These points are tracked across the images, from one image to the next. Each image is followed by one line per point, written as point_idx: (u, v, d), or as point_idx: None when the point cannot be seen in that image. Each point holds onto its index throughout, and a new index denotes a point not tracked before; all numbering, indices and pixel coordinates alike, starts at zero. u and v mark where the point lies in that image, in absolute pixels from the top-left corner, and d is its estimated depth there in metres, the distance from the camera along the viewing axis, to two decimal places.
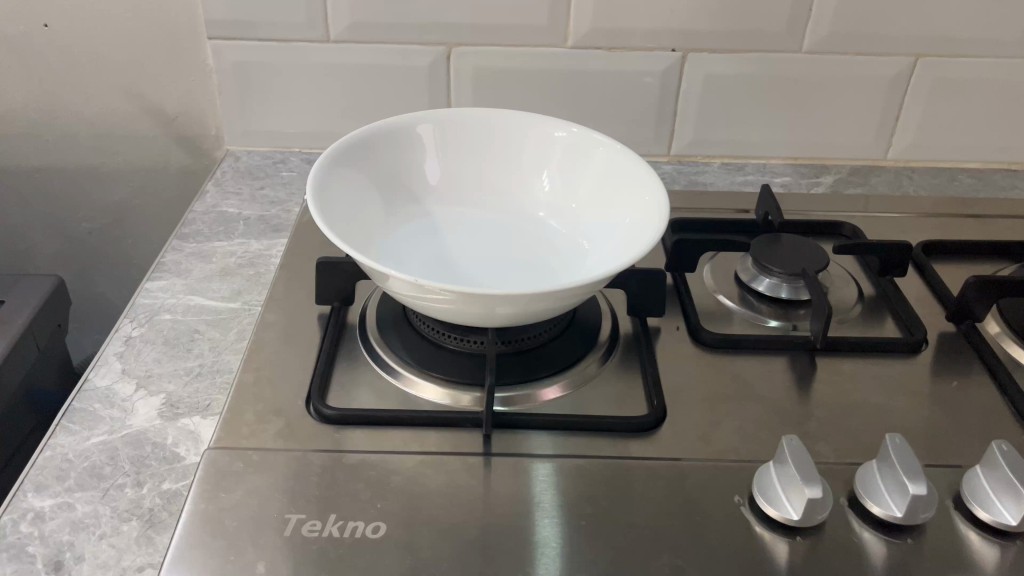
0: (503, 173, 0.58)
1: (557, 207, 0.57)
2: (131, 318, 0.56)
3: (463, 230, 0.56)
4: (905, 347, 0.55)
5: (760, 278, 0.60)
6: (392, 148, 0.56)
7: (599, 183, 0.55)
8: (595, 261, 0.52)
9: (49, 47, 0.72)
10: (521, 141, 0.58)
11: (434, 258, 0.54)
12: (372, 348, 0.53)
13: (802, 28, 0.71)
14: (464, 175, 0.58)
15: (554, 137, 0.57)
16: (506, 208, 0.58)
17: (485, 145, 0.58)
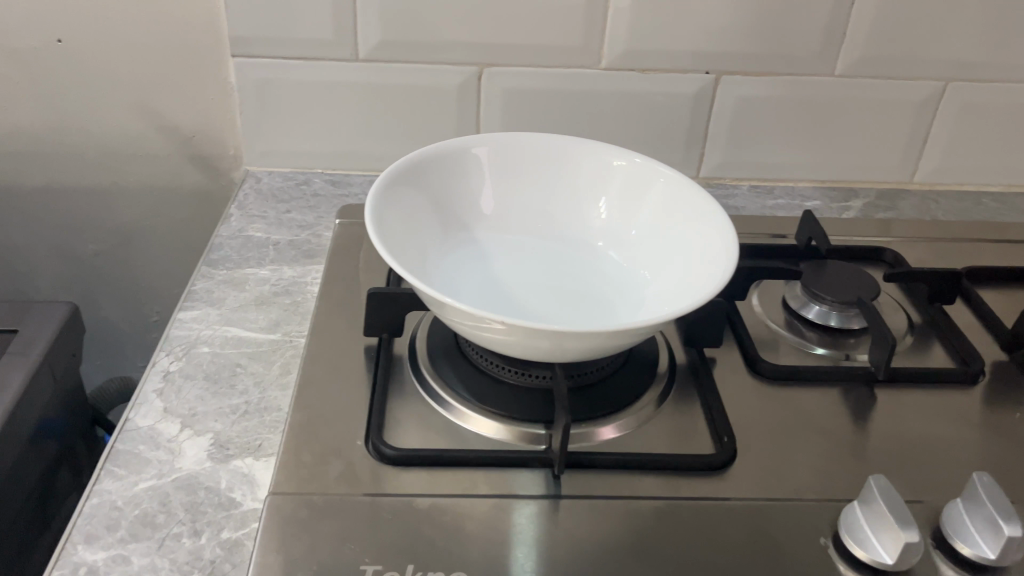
0: (559, 201, 0.57)
1: (615, 237, 0.56)
2: (168, 351, 0.53)
3: (518, 259, 0.55)
4: (964, 376, 0.54)
5: (810, 305, 0.59)
6: (448, 173, 0.54)
7: (660, 215, 0.54)
8: (658, 293, 0.51)
9: (61, 64, 0.68)
10: (580, 168, 0.57)
11: (489, 287, 0.52)
12: (424, 379, 0.51)
13: (835, 52, 0.71)
14: (518, 202, 0.57)
15: (613, 167, 0.56)
16: (561, 238, 0.56)
17: (543, 174, 0.57)
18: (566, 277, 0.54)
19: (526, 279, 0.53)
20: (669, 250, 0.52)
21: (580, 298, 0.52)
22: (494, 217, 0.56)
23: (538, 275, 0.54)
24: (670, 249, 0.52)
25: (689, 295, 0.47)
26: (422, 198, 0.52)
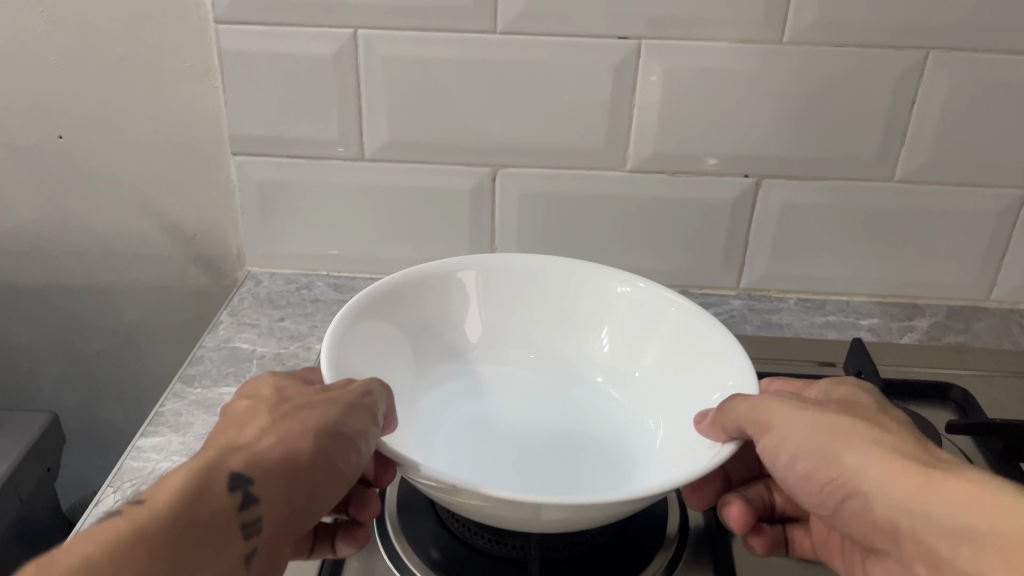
0: (558, 332, 0.51)
1: (621, 377, 0.50)
2: (115, 487, 0.48)
3: (509, 401, 0.50)
4: None
5: None
6: (430, 302, 0.49)
7: (672, 352, 0.47)
8: (668, 448, 0.44)
9: (63, 161, 0.66)
10: (577, 292, 0.51)
11: (472, 428, 0.47)
12: (387, 535, 0.44)
13: (894, 156, 0.63)
14: (508, 331, 0.51)
15: (616, 293, 0.50)
16: (561, 375, 0.51)
17: (538, 299, 0.51)
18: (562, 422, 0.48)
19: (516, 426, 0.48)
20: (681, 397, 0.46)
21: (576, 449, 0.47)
22: (483, 349, 0.51)
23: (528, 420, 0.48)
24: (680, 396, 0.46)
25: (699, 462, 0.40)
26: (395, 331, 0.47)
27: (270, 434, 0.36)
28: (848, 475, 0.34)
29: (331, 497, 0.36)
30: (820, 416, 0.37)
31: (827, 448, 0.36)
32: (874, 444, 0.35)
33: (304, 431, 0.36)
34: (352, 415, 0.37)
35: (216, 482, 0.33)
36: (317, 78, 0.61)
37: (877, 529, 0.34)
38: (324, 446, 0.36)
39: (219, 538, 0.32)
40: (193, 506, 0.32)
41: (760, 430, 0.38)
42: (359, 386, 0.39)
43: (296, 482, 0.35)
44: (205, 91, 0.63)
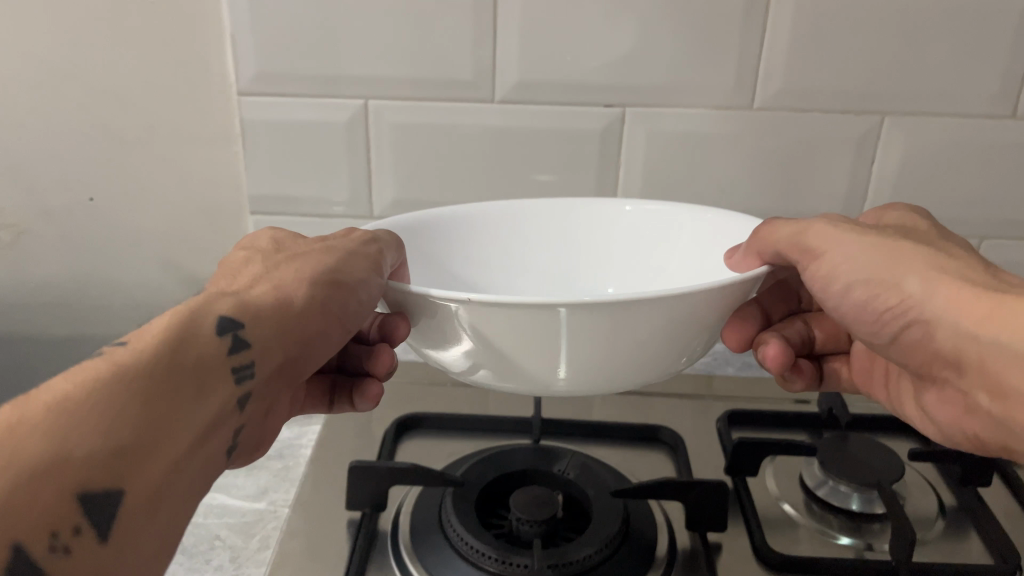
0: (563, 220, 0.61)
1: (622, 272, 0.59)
2: None
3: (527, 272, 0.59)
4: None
5: (827, 483, 0.55)
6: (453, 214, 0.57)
7: (676, 255, 0.56)
8: None
9: (91, 220, 0.71)
10: (572, 224, 0.60)
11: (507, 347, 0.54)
12: (403, 562, 0.48)
13: (858, 209, 0.69)
14: (514, 259, 0.59)
15: (611, 216, 0.59)
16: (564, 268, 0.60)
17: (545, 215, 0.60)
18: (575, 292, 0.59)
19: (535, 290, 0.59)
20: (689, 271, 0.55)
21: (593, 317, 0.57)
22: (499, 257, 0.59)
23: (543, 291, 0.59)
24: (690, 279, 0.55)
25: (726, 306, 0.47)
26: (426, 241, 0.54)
27: (261, 291, 0.39)
28: (912, 301, 0.39)
29: (327, 342, 0.40)
30: (869, 240, 0.41)
31: (887, 275, 0.40)
32: (935, 270, 0.39)
33: (302, 281, 0.39)
34: (354, 261, 0.41)
35: (205, 327, 0.34)
36: (333, 143, 0.67)
37: (941, 350, 0.39)
38: (321, 292, 0.39)
39: (217, 375, 0.34)
40: (186, 346, 0.33)
41: (811, 256, 0.42)
42: (361, 237, 0.44)
43: (292, 328, 0.38)
44: (228, 155, 0.69)
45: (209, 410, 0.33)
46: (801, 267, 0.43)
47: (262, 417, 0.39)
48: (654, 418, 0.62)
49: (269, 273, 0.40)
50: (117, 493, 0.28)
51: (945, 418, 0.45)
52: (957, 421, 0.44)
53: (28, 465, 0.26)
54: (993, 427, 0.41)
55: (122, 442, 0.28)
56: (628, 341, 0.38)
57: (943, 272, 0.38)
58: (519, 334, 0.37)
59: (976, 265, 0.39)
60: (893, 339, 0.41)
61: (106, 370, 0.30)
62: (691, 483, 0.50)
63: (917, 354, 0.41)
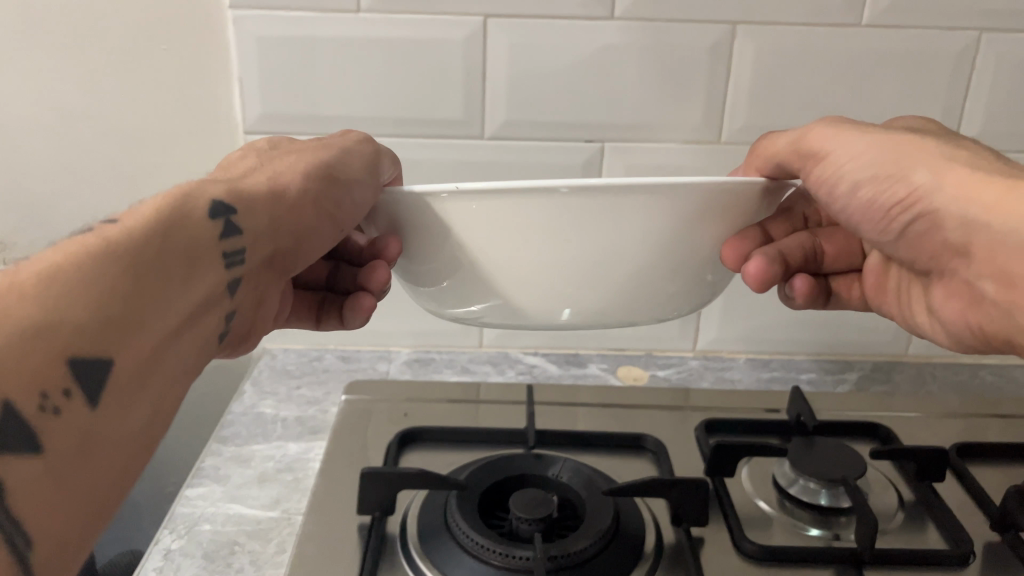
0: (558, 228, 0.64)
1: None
2: (170, 529, 0.55)
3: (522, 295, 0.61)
4: (953, 558, 0.54)
5: (797, 481, 0.60)
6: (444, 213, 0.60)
7: None
8: None
9: None
10: None
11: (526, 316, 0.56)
12: (412, 560, 0.52)
13: None
14: None
15: None
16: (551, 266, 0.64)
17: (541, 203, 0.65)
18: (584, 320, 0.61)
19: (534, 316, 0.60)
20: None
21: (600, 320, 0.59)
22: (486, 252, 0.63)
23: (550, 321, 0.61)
24: None
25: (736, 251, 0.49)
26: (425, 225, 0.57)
27: (258, 181, 0.43)
28: (919, 191, 0.43)
29: (319, 239, 0.45)
30: (873, 136, 0.46)
31: (893, 168, 0.44)
32: (942, 160, 0.43)
33: (299, 174, 0.44)
34: (349, 167, 0.46)
35: (202, 207, 0.38)
36: None
37: (947, 234, 0.43)
38: (315, 188, 0.44)
39: (204, 258, 0.37)
40: (183, 224, 0.37)
41: (817, 158, 0.47)
42: (366, 152, 0.49)
43: (280, 220, 0.43)
44: None
45: (198, 288, 0.37)
46: (802, 170, 0.49)
47: (250, 300, 0.44)
48: (638, 427, 0.67)
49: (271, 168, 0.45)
50: (109, 361, 0.31)
51: (947, 312, 0.50)
52: (962, 315, 0.49)
53: (34, 314, 0.28)
54: (998, 317, 0.45)
55: (116, 312, 0.31)
56: (632, 231, 0.43)
57: (949, 159, 0.43)
58: (582, 214, 0.42)
59: (979, 155, 0.43)
60: (901, 232, 0.46)
61: (97, 243, 0.32)
62: (675, 480, 0.55)
63: (925, 244, 0.46)
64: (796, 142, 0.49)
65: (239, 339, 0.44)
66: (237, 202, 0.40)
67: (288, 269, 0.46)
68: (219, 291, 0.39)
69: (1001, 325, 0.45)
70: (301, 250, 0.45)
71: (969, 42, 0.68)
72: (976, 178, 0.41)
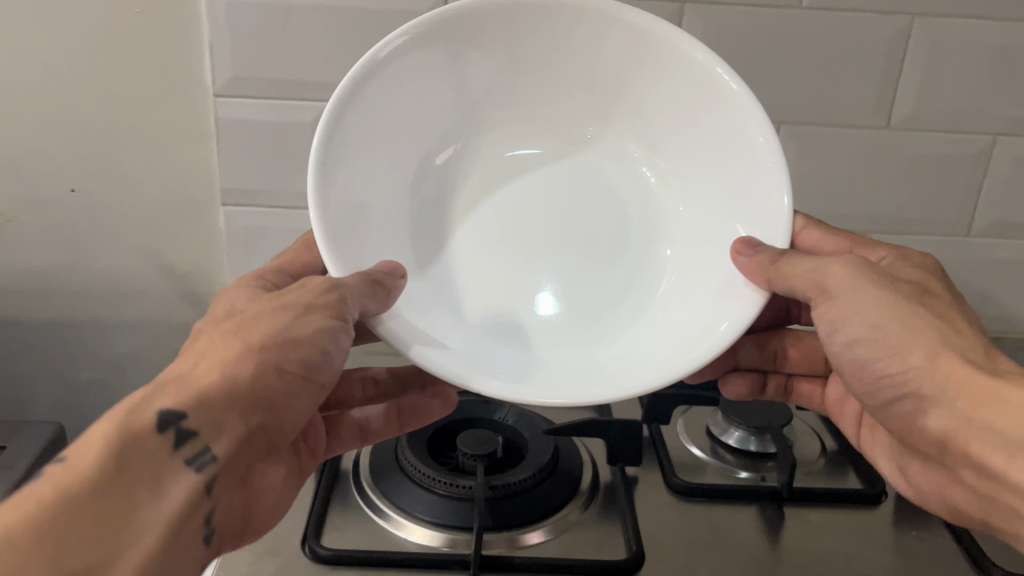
0: (597, 86, 0.61)
1: (651, 156, 0.63)
2: None
3: (504, 258, 0.64)
4: (866, 497, 0.59)
5: (730, 431, 0.65)
6: (425, 84, 0.57)
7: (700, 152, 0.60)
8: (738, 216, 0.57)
9: (73, 210, 0.78)
10: (582, 48, 0.59)
11: (502, 204, 0.65)
12: (365, 492, 0.57)
13: None
14: (514, 98, 0.62)
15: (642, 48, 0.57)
16: (560, 136, 0.65)
17: (562, 85, 0.62)
18: (593, 202, 0.65)
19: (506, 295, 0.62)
20: (709, 200, 0.60)
21: (613, 242, 0.64)
22: (459, 127, 0.63)
23: (541, 224, 0.65)
24: (715, 171, 0.59)
25: (719, 290, 0.55)
26: (379, 109, 0.55)
27: (205, 365, 0.43)
28: (912, 371, 0.49)
29: (295, 401, 0.46)
30: (880, 296, 0.51)
31: (893, 341, 0.49)
32: (942, 349, 0.48)
33: (247, 352, 0.44)
34: (309, 323, 0.46)
35: (147, 421, 0.40)
36: (301, 141, 0.75)
37: (932, 415, 0.49)
38: (270, 358, 0.44)
39: (163, 473, 0.40)
40: (129, 447, 0.39)
41: (824, 294, 0.52)
42: (323, 284, 0.46)
43: (238, 406, 0.43)
44: (202, 150, 0.76)
45: (164, 503, 0.39)
46: (807, 296, 0.52)
47: (243, 485, 0.46)
48: None
49: (227, 340, 0.45)
50: None
51: (922, 486, 0.54)
52: (940, 492, 0.53)
53: None
54: (979, 503, 0.48)
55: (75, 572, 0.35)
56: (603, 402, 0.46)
57: (950, 351, 0.48)
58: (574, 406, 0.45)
59: (977, 346, 0.49)
60: (889, 401, 0.52)
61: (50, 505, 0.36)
62: (611, 422, 0.59)
63: (909, 423, 0.51)
64: (811, 274, 0.51)
65: (240, 532, 0.46)
66: (194, 407, 0.41)
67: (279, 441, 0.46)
68: (195, 494, 0.41)
69: (980, 512, 0.49)
70: (287, 420, 0.46)
71: (903, 26, 0.72)
72: (974, 379, 0.46)
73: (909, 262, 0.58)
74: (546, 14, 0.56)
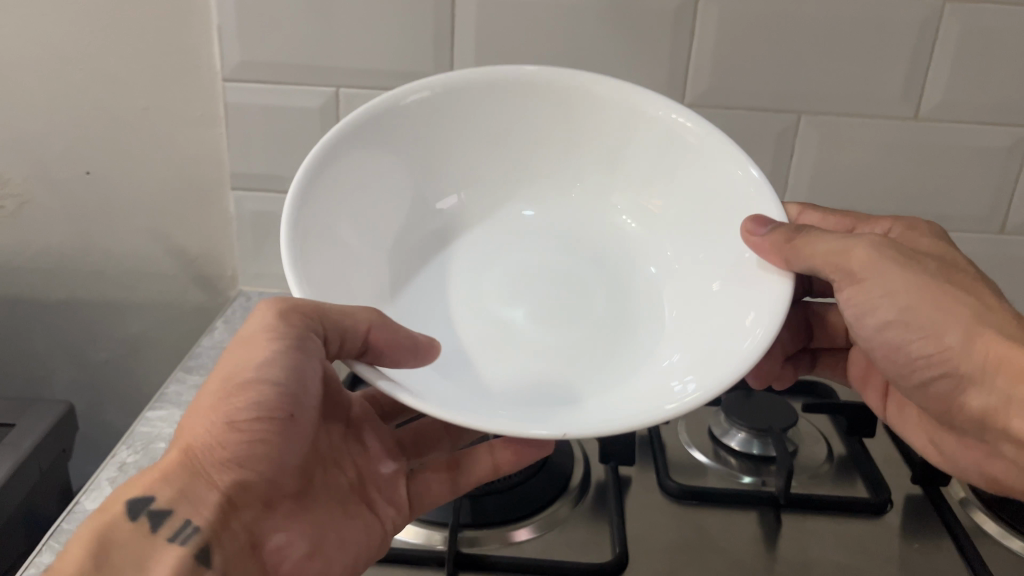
0: (575, 137, 0.61)
1: (637, 209, 0.62)
2: (128, 445, 0.60)
3: (495, 308, 0.60)
4: (870, 507, 0.56)
5: (732, 431, 0.62)
6: (403, 137, 0.58)
7: (686, 205, 0.58)
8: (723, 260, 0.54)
9: (87, 192, 0.78)
10: (569, 109, 0.60)
11: (500, 265, 0.63)
12: None
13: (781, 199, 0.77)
14: (505, 155, 0.63)
15: (621, 105, 0.59)
16: (544, 191, 0.64)
17: (540, 137, 0.62)
18: (582, 259, 0.63)
19: (499, 339, 0.58)
20: (694, 248, 0.58)
21: (605, 294, 0.61)
22: (453, 176, 0.62)
23: (529, 283, 0.62)
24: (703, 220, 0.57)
25: (715, 330, 0.49)
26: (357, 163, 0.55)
27: (178, 440, 0.44)
28: (948, 353, 0.47)
29: (280, 445, 0.44)
30: (909, 274, 0.48)
31: (929, 325, 0.47)
32: (981, 326, 0.46)
33: (206, 412, 0.43)
34: (248, 356, 0.43)
35: (120, 510, 0.42)
36: (309, 127, 0.74)
37: (973, 397, 0.47)
38: (223, 407, 0.43)
39: (146, 554, 0.41)
40: (109, 537, 0.41)
41: (850, 278, 0.49)
42: (261, 319, 0.45)
43: (202, 472, 0.43)
44: (211, 135, 0.76)
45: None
46: (831, 279, 0.50)
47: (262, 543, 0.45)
48: None
49: (194, 407, 0.45)
50: None
51: (959, 458, 0.54)
52: (979, 466, 0.52)
53: None
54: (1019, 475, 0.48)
55: None
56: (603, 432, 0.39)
57: (985, 326, 0.46)
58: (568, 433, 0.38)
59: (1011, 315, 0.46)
60: (923, 384, 0.50)
61: None
62: None
63: (946, 403, 0.49)
64: (834, 257, 0.48)
65: None
66: (161, 488, 0.43)
67: (281, 481, 0.45)
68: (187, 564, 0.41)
69: None
70: (269, 463, 0.44)
71: (932, 13, 0.69)
72: (1012, 360, 0.44)
73: (919, 233, 0.55)
74: (528, 77, 0.59)
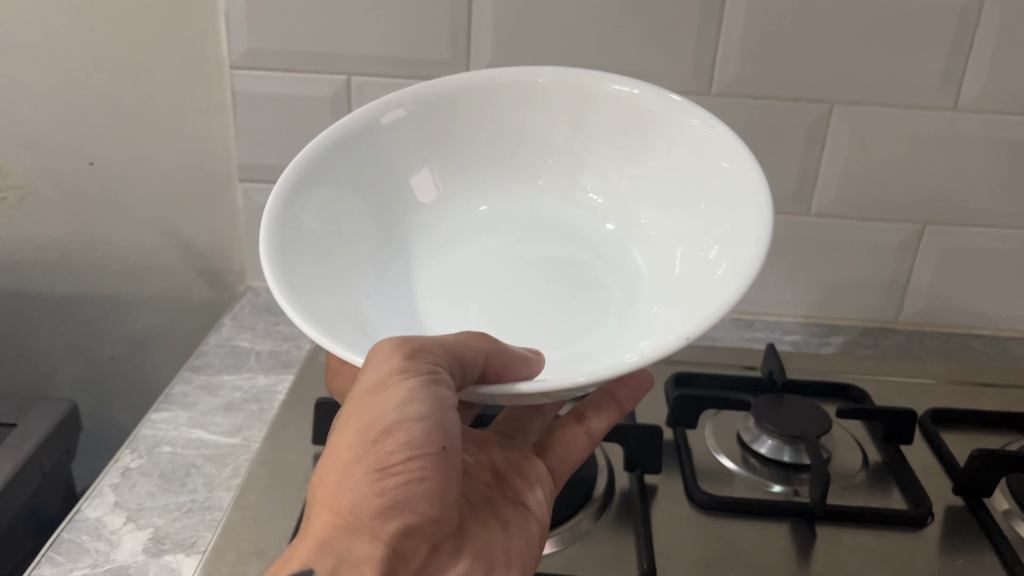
0: (547, 130, 0.57)
1: (616, 181, 0.57)
2: (132, 449, 0.57)
3: (480, 299, 0.55)
4: (909, 520, 0.53)
5: (761, 438, 0.59)
6: (356, 142, 0.53)
7: (663, 172, 0.54)
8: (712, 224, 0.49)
9: (92, 184, 0.76)
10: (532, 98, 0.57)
11: (482, 256, 0.58)
12: None
13: (810, 193, 0.74)
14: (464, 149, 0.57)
15: (588, 89, 0.55)
16: (514, 176, 0.59)
17: (508, 110, 0.57)
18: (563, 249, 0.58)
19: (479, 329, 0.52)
20: (682, 217, 0.52)
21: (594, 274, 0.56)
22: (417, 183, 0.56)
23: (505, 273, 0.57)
24: (684, 179, 0.53)
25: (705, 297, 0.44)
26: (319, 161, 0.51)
27: (318, 506, 0.38)
28: None
29: (438, 487, 0.38)
30: None
31: None
32: None
33: (347, 470, 0.37)
34: (385, 401, 0.37)
35: None
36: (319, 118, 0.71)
37: None
38: (369, 462, 0.37)
39: None
40: None
41: None
42: (386, 354, 0.38)
43: (359, 531, 0.37)
44: (218, 125, 0.73)
45: None
46: None
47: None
48: None
49: (326, 464, 0.39)
50: None
51: None
52: None
53: None
54: None
55: None
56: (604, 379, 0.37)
57: None
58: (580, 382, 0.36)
59: None
60: None
61: None
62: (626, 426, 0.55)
63: None
64: None
65: None
66: (317, 556, 0.37)
67: (443, 520, 0.39)
68: None
69: None
70: (428, 504, 0.38)
71: None
72: None
73: None
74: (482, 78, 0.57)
